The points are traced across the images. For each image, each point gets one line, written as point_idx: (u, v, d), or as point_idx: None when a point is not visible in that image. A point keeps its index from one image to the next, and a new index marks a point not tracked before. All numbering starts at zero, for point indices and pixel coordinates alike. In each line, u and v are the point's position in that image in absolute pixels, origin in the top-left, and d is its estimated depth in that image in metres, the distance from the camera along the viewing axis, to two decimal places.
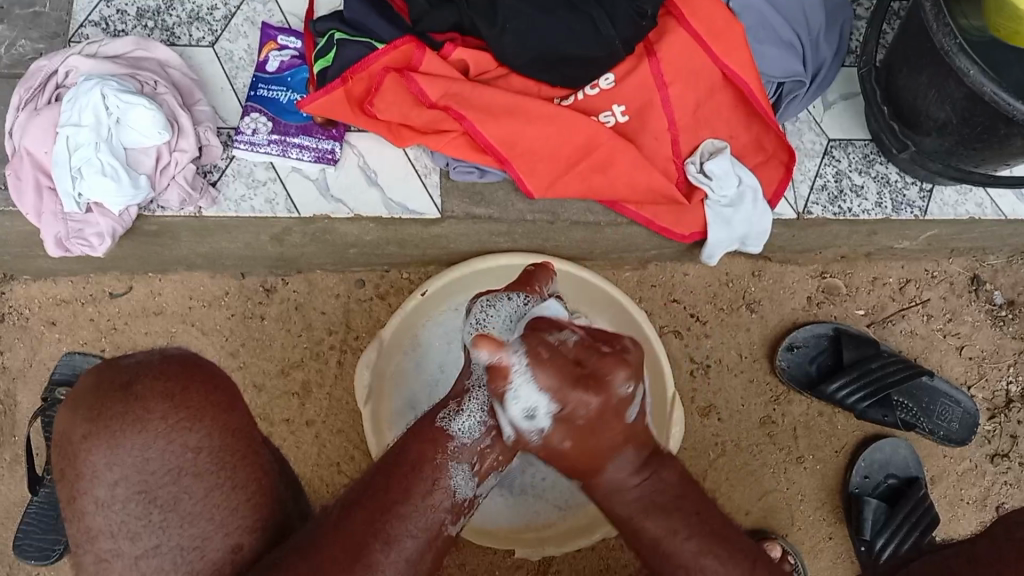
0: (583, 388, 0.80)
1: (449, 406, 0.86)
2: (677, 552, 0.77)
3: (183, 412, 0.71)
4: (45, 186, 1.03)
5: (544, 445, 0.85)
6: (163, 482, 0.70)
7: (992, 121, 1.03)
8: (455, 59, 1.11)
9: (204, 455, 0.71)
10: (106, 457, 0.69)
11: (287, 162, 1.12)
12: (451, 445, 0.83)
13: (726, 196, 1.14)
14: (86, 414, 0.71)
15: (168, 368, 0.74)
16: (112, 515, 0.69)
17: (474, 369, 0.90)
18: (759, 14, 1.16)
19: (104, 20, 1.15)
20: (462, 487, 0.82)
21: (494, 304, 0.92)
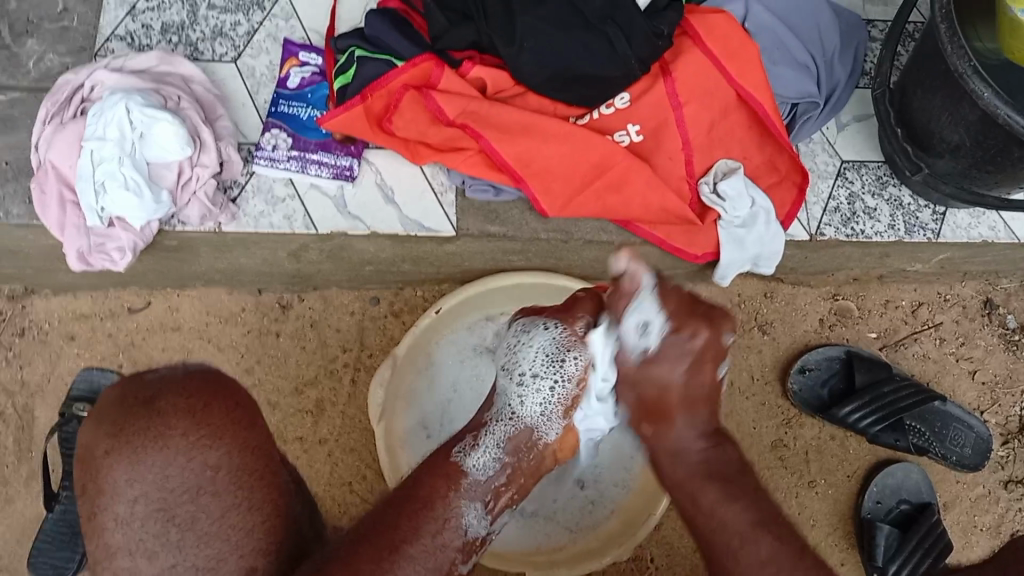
0: (689, 323, 0.88)
1: (465, 441, 0.91)
2: (733, 522, 0.81)
3: (205, 428, 0.71)
4: (69, 200, 1.05)
5: (634, 369, 0.90)
6: (183, 500, 0.70)
7: (1006, 143, 1.04)
8: (473, 78, 1.12)
9: (223, 473, 0.71)
10: (128, 473, 0.70)
11: (305, 178, 1.14)
12: (464, 482, 0.87)
13: (738, 216, 1.14)
14: (109, 429, 0.71)
15: (190, 384, 0.73)
16: (131, 532, 0.69)
17: (495, 403, 0.96)
18: (773, 36, 1.18)
19: (129, 35, 1.17)
20: (474, 528, 0.85)
21: (529, 335, 0.96)
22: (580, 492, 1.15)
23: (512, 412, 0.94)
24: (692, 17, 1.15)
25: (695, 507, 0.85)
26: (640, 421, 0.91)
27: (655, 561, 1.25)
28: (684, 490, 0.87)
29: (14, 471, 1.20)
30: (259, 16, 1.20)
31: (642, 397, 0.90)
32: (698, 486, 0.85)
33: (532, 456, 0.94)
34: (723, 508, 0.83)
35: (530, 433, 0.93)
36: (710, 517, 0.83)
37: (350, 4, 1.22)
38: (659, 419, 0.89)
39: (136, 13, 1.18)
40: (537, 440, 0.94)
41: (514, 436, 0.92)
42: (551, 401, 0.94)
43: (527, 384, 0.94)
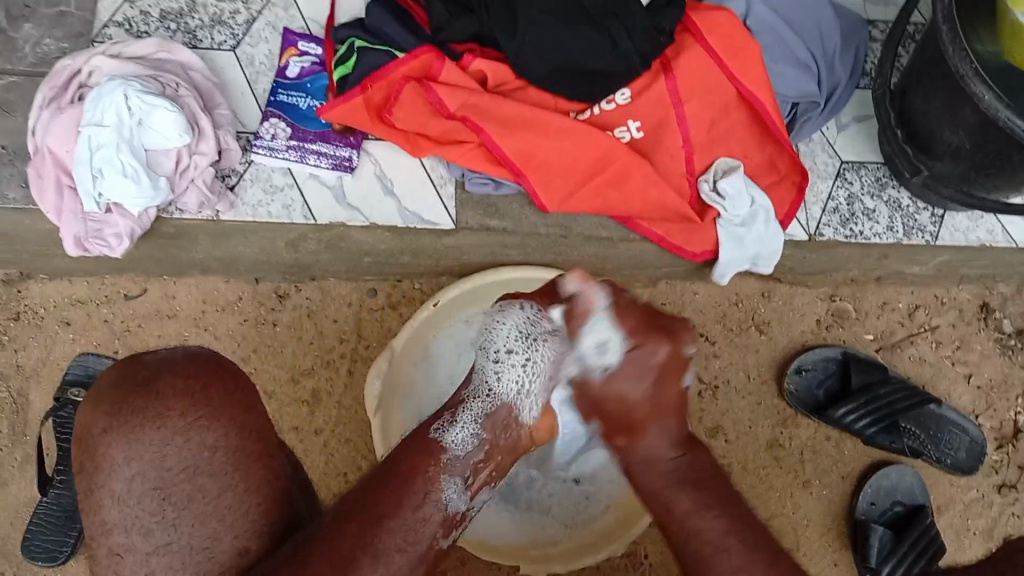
0: (642, 338, 0.85)
1: (441, 419, 0.83)
2: (706, 531, 0.77)
3: (203, 409, 0.73)
4: (65, 185, 1.05)
5: (592, 390, 0.87)
6: (180, 479, 0.72)
7: (1004, 148, 1.05)
8: (474, 70, 1.12)
9: (220, 454, 0.73)
10: (125, 451, 0.71)
11: (304, 168, 1.13)
12: (445, 457, 0.79)
13: (737, 216, 1.14)
14: (108, 408, 0.72)
15: (190, 367, 0.75)
16: (127, 509, 0.71)
17: (470, 382, 0.90)
18: (774, 33, 1.18)
19: (127, 21, 1.17)
20: (455, 503, 0.78)
21: (504, 313, 0.92)
22: (576, 487, 1.14)
23: (488, 389, 0.88)
24: (694, 14, 1.15)
25: (670, 519, 0.79)
26: (613, 434, 0.86)
27: (650, 557, 1.25)
28: (659, 505, 0.81)
29: (8, 454, 1.20)
30: (258, 5, 1.20)
31: (612, 412, 0.86)
32: (673, 500, 0.80)
33: (509, 435, 0.88)
34: (698, 517, 0.78)
35: (508, 412, 0.88)
36: (687, 528, 0.78)
37: None
38: (629, 430, 0.85)
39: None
40: (514, 418, 0.88)
41: (491, 413, 0.87)
42: (529, 378, 0.89)
43: (503, 361, 0.89)
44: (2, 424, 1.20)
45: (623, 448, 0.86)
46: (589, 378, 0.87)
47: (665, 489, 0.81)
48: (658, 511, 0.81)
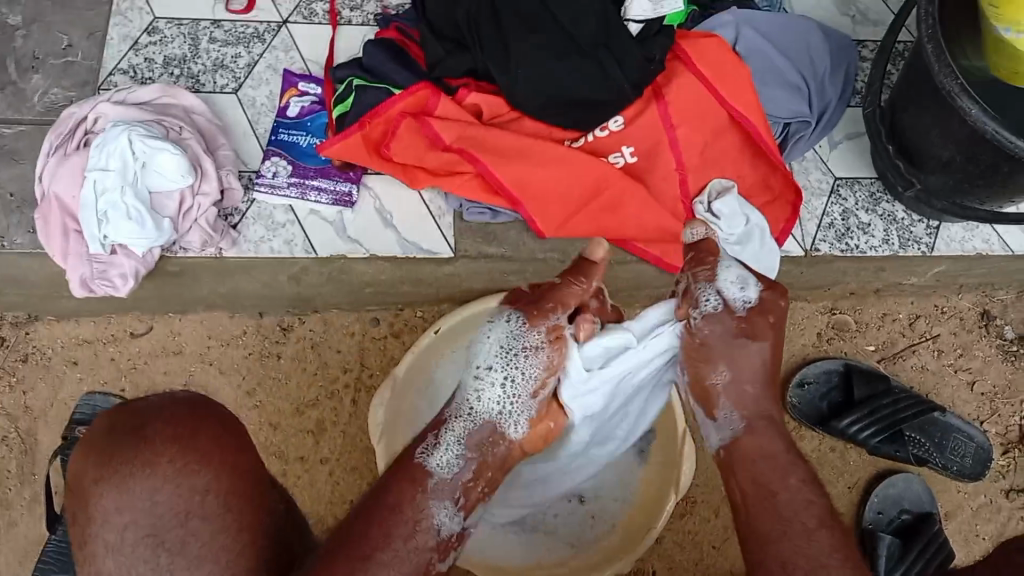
0: (769, 291, 0.90)
1: (426, 440, 0.83)
2: (815, 505, 0.80)
3: (192, 454, 0.73)
4: (72, 230, 1.07)
5: (721, 331, 0.88)
6: (172, 524, 0.72)
7: (994, 160, 1.06)
8: (469, 104, 1.14)
9: (212, 496, 0.73)
10: (117, 501, 0.72)
11: (306, 204, 1.15)
12: (431, 482, 0.79)
13: (734, 234, 1.11)
14: (97, 459, 0.73)
15: (177, 412, 0.76)
16: (121, 558, 0.71)
17: (454, 400, 0.88)
18: (764, 59, 1.20)
19: (132, 69, 1.19)
20: (448, 525, 0.78)
21: (489, 326, 0.91)
22: (580, 507, 1.16)
23: (470, 408, 0.86)
24: (684, 41, 1.17)
25: (774, 490, 0.81)
26: (738, 381, 0.87)
27: (658, 573, 1.26)
28: (769, 472, 0.83)
29: (16, 493, 1.21)
30: (260, 49, 1.23)
31: (740, 360, 0.87)
32: (783, 472, 0.82)
33: (498, 451, 0.86)
34: (807, 492, 0.80)
35: (494, 429, 0.86)
36: (786, 504, 0.80)
37: (349, 35, 1.24)
38: (758, 380, 0.87)
39: (139, 47, 1.20)
40: (500, 434, 0.86)
41: (475, 433, 0.85)
42: (511, 393, 0.87)
43: (484, 377, 0.88)
44: (11, 464, 1.21)
45: (744, 398, 0.87)
46: (722, 318, 0.88)
47: (767, 461, 0.83)
48: (758, 483, 0.82)
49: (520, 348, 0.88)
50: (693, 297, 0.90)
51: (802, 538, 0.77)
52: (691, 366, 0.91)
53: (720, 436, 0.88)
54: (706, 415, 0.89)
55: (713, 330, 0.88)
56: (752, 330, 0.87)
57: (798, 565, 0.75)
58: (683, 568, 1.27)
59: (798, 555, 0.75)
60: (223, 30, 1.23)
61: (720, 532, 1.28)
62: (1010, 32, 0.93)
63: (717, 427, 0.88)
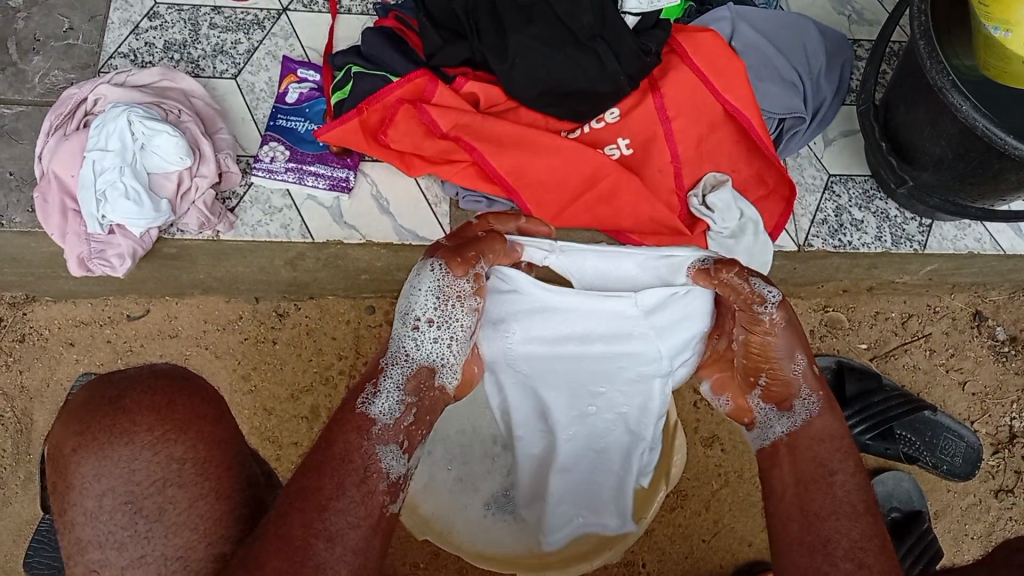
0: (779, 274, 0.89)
1: (365, 389, 0.76)
2: (865, 492, 0.75)
3: (170, 423, 0.72)
4: (71, 209, 1.08)
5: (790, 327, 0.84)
6: (149, 492, 0.70)
7: (986, 156, 1.06)
8: (466, 92, 1.15)
9: (190, 466, 0.71)
10: (96, 468, 0.70)
11: (303, 189, 1.16)
12: (374, 429, 0.73)
13: (726, 228, 1.15)
14: (78, 428, 0.72)
15: (155, 382, 0.74)
16: (100, 525, 0.69)
17: (387, 350, 0.82)
18: (761, 54, 1.21)
19: (133, 52, 1.20)
20: (393, 469, 0.72)
21: (416, 277, 0.83)
22: None
23: (407, 355, 0.80)
24: (679, 34, 1.18)
25: (833, 472, 0.77)
26: (810, 364, 0.85)
27: (647, 566, 1.27)
28: (829, 452, 0.79)
29: (11, 473, 1.22)
30: (259, 35, 1.24)
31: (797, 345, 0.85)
32: (843, 455, 0.78)
33: (432, 399, 0.80)
34: (862, 478, 0.76)
35: (432, 377, 0.80)
36: (842, 485, 0.76)
37: (349, 22, 1.26)
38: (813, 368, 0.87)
39: (140, 31, 1.21)
40: (437, 382, 0.81)
41: (414, 378, 0.79)
42: (446, 343, 0.82)
43: (422, 330, 0.81)
44: (6, 443, 1.22)
45: (814, 380, 0.84)
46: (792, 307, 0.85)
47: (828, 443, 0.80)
48: (818, 462, 0.78)
49: (445, 300, 0.82)
50: (754, 295, 0.84)
51: (849, 519, 0.73)
52: (763, 369, 0.86)
53: (794, 425, 0.83)
54: (779, 410, 0.84)
55: (786, 319, 0.84)
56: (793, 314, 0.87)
57: (840, 545, 0.71)
58: (672, 560, 1.27)
59: (841, 536, 0.72)
60: (222, 16, 1.24)
61: (707, 526, 1.29)
62: (1000, 32, 0.94)
63: (789, 418, 0.83)
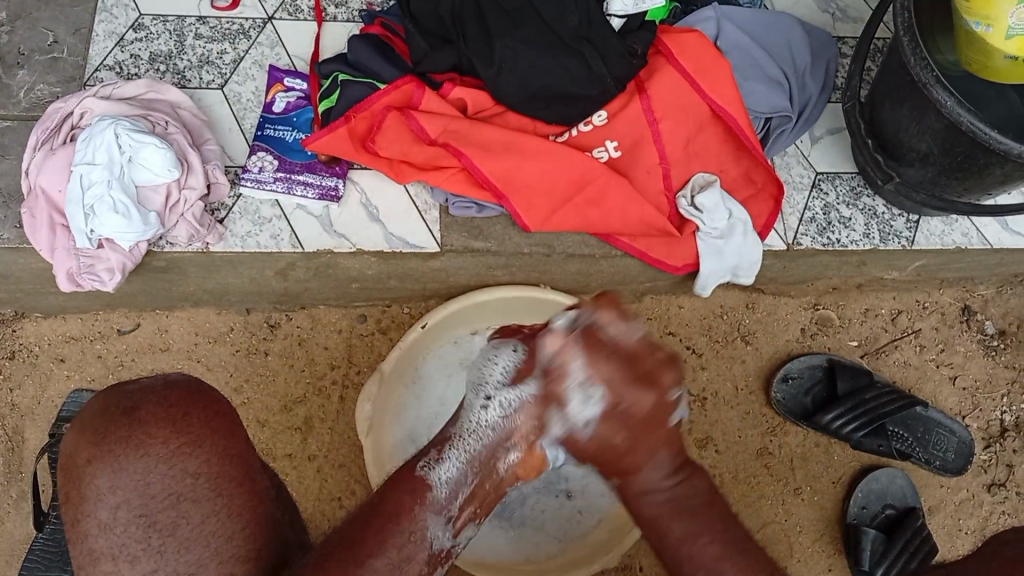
0: (672, 368, 0.81)
1: (428, 454, 0.86)
2: (696, 559, 0.77)
3: (185, 437, 0.68)
4: (59, 224, 1.07)
5: (598, 436, 0.81)
6: (164, 505, 0.66)
7: (970, 151, 1.07)
8: (454, 98, 1.16)
9: (203, 480, 0.68)
10: (111, 480, 0.66)
11: (292, 199, 1.15)
12: (429, 496, 0.82)
13: (716, 228, 1.17)
14: (91, 437, 0.68)
15: (171, 394, 0.70)
16: (113, 537, 0.65)
17: (461, 418, 0.90)
18: (745, 53, 1.22)
19: (118, 65, 1.20)
20: (440, 539, 0.81)
21: (496, 350, 0.89)
22: (567, 502, 1.16)
23: (473, 426, 0.88)
24: (665, 37, 1.19)
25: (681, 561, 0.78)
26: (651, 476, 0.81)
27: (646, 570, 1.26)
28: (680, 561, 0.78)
29: (2, 492, 1.21)
30: (245, 45, 1.24)
31: (602, 442, 0.82)
32: (695, 549, 0.77)
33: (492, 479, 0.88)
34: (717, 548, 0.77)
35: (494, 456, 0.87)
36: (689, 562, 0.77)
37: (334, 31, 1.26)
38: (675, 459, 0.82)
39: (125, 44, 1.21)
40: (497, 463, 0.87)
41: (477, 455, 0.87)
42: (507, 422, 0.86)
43: (492, 399, 0.87)
44: None
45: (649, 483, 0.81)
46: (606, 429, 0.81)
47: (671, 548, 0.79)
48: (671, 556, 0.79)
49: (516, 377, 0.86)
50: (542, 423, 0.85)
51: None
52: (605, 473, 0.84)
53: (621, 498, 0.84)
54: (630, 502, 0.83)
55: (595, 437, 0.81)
56: (637, 425, 0.80)
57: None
58: None
59: None
60: (208, 27, 1.24)
61: None
62: (981, 28, 0.95)
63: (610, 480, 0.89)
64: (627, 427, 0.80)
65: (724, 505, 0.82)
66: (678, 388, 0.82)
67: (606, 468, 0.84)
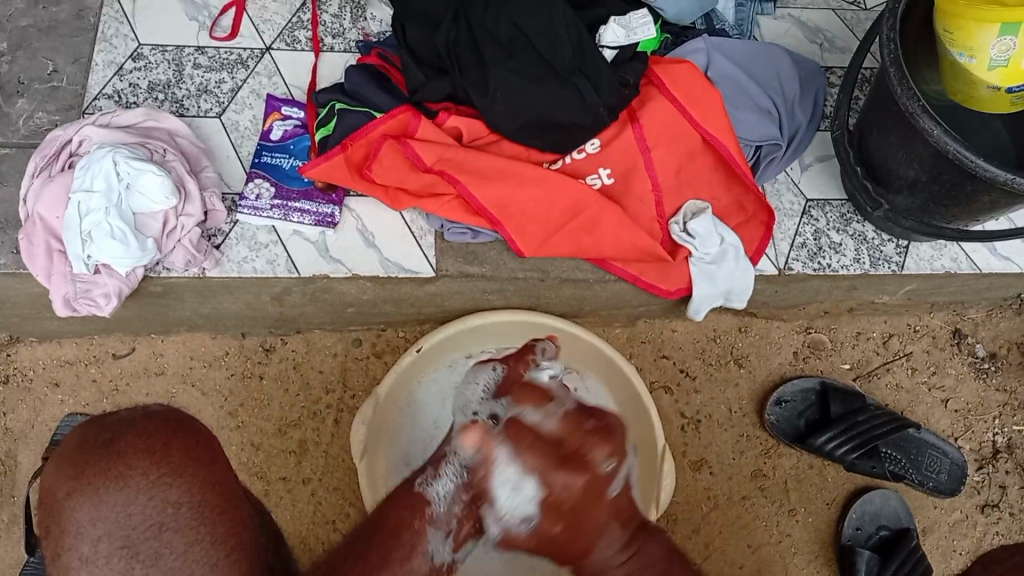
0: (602, 443, 0.73)
1: (425, 472, 0.86)
2: None
3: (166, 464, 0.58)
4: (56, 250, 1.08)
5: (537, 530, 0.74)
6: (146, 537, 0.56)
7: (957, 179, 1.08)
8: (449, 127, 1.17)
9: (187, 511, 0.58)
10: (87, 514, 0.56)
11: (288, 225, 1.17)
12: (429, 510, 0.80)
13: (708, 253, 1.18)
14: (68, 469, 0.58)
15: (149, 422, 0.60)
16: (94, 573, 0.55)
17: (451, 438, 0.95)
18: (736, 83, 1.24)
19: (117, 93, 1.21)
20: (440, 554, 0.77)
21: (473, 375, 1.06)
22: None
23: (468, 440, 0.92)
24: (657, 67, 1.21)
25: None
26: (611, 548, 0.72)
27: None
28: None
29: None
30: (243, 75, 1.25)
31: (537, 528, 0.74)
32: None
33: None
34: None
35: None
36: None
37: (332, 60, 1.28)
38: (625, 521, 0.74)
39: (124, 73, 1.22)
40: None
41: (472, 469, 0.89)
42: None
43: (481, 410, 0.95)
44: None
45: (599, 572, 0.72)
46: (547, 525, 0.73)
47: None
48: None
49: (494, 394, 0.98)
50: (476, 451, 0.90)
51: None
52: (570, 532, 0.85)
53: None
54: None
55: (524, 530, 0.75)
56: (575, 512, 0.72)
57: None
58: None
59: None
60: (206, 57, 1.25)
61: (700, 547, 1.31)
62: (965, 58, 0.97)
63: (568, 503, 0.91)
64: (563, 519, 0.72)
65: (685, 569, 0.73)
66: (615, 459, 0.73)
67: (552, 554, 0.77)
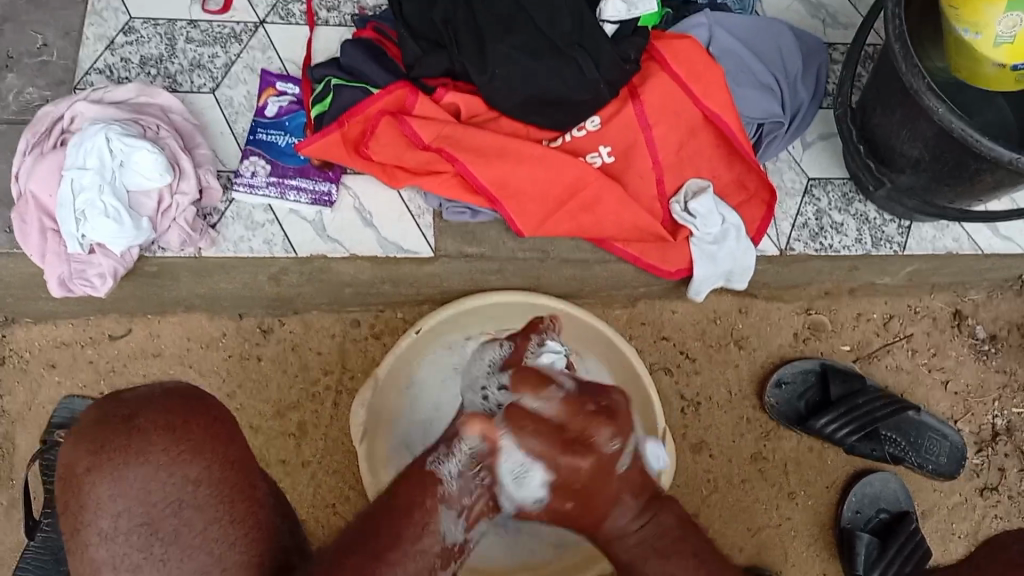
0: (604, 423, 0.83)
1: (439, 450, 0.86)
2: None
3: (184, 444, 0.71)
4: (50, 228, 1.07)
5: (547, 503, 0.85)
6: (165, 512, 0.69)
7: (961, 157, 1.07)
8: (447, 103, 1.15)
9: (203, 488, 0.71)
10: (111, 488, 0.69)
11: (285, 204, 1.15)
12: (440, 489, 0.82)
13: (709, 233, 1.17)
14: (88, 445, 0.70)
15: (169, 403, 0.73)
16: (115, 547, 0.68)
17: (465, 421, 0.94)
18: (737, 59, 1.22)
19: (108, 68, 1.20)
20: (452, 534, 0.80)
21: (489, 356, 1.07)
22: None
23: None
24: (658, 42, 1.19)
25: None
26: (630, 509, 0.83)
27: None
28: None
29: None
30: (237, 49, 1.23)
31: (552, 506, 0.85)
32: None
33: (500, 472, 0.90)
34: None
35: None
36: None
37: (327, 35, 1.26)
38: (638, 491, 0.84)
39: (115, 47, 1.21)
40: None
41: None
42: None
43: (491, 399, 0.97)
44: None
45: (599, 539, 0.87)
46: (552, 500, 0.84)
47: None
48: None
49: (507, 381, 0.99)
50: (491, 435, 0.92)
51: None
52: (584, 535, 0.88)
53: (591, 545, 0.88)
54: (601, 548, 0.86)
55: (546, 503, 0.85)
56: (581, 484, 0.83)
57: None
58: None
59: None
60: (199, 30, 1.23)
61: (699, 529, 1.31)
62: (970, 34, 0.95)
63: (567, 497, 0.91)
64: (574, 495, 0.84)
65: (699, 535, 0.83)
66: (618, 439, 0.84)
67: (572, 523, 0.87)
